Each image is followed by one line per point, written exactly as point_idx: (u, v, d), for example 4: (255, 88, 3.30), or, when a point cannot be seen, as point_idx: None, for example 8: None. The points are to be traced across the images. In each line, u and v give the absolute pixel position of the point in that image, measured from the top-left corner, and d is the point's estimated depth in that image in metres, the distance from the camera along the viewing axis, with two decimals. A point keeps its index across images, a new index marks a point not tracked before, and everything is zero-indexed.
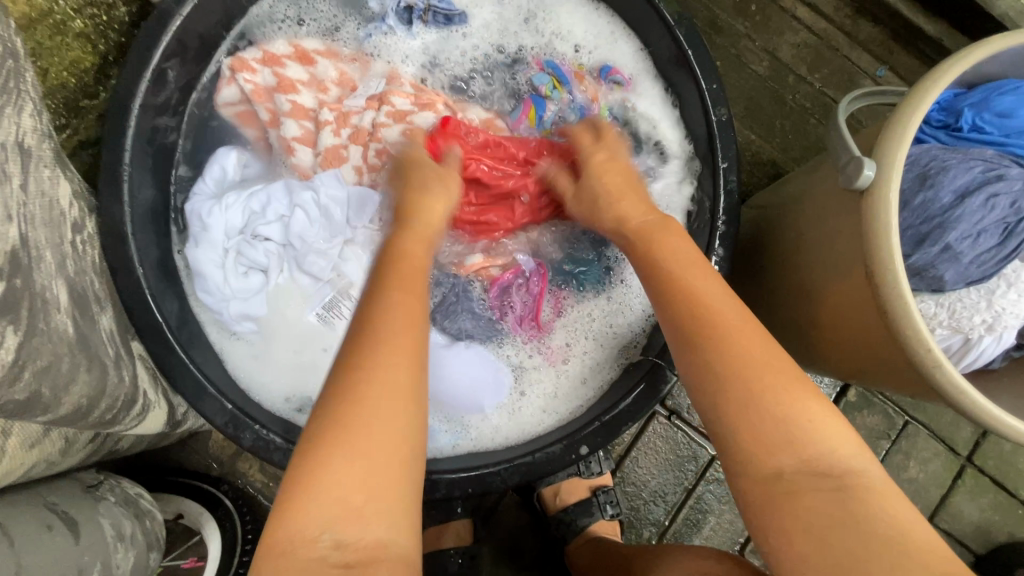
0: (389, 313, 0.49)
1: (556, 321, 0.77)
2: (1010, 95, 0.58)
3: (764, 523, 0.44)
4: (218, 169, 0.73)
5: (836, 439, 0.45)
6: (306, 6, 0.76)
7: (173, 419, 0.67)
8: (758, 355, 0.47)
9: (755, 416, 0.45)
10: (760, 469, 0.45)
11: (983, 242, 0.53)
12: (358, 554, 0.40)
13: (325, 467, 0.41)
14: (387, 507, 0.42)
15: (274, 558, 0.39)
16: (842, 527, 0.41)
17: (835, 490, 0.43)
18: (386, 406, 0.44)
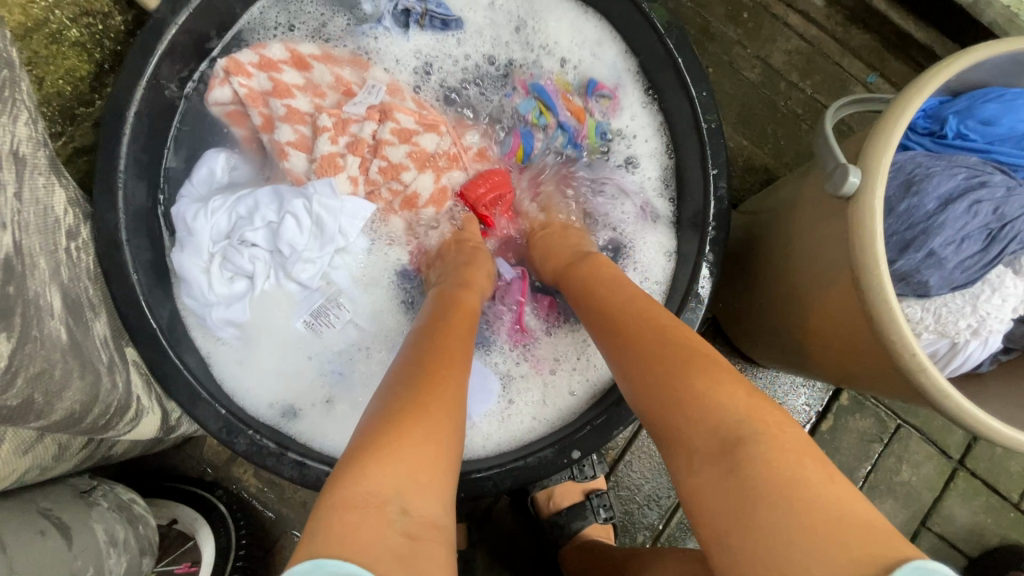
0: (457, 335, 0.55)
1: (543, 331, 0.78)
2: (993, 103, 0.59)
3: (692, 511, 0.43)
4: (206, 171, 0.74)
5: (738, 406, 0.44)
6: (295, 10, 0.77)
7: (166, 425, 0.66)
8: (659, 345, 0.50)
9: (662, 399, 0.47)
10: (681, 449, 0.45)
11: (966, 248, 0.54)
12: (420, 526, 0.40)
13: (402, 439, 0.42)
14: (444, 490, 0.42)
15: (341, 517, 0.38)
16: (744, 500, 0.40)
17: (734, 461, 0.41)
18: (459, 403, 0.47)
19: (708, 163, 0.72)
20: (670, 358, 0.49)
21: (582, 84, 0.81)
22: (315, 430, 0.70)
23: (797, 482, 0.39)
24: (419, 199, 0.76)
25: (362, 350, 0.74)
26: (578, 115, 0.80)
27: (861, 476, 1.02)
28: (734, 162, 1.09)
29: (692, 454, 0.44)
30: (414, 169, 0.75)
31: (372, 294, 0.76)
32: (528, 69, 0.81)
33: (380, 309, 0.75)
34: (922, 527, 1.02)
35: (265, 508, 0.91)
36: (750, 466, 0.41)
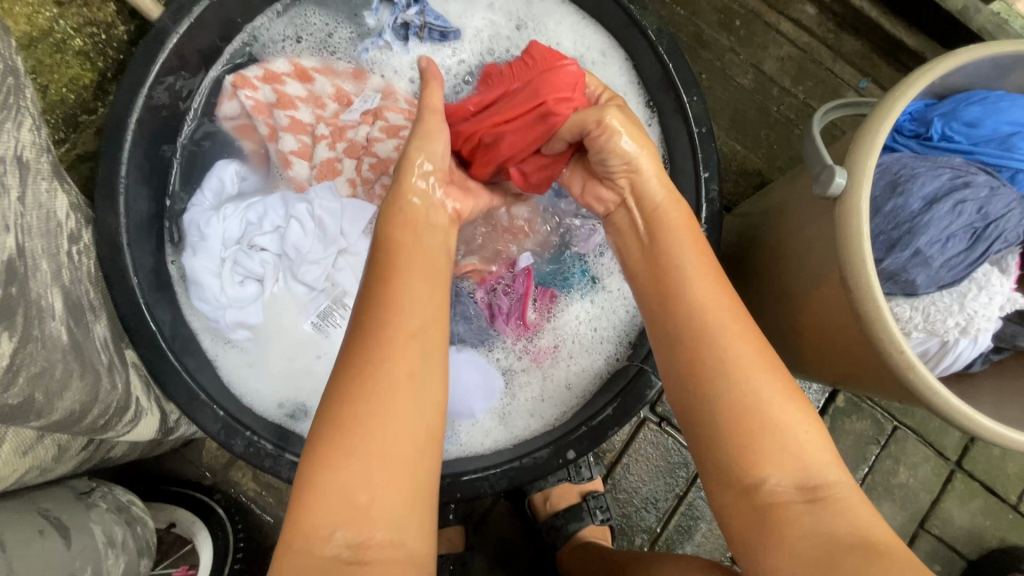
0: (393, 300, 0.47)
1: (543, 323, 0.78)
2: (976, 105, 0.60)
3: (746, 536, 0.46)
4: (217, 181, 0.75)
5: (821, 451, 0.46)
6: (301, 22, 0.78)
7: (165, 426, 0.66)
8: (749, 349, 0.47)
9: (743, 419, 0.46)
10: (741, 481, 0.46)
11: (952, 247, 0.55)
12: (367, 553, 0.41)
13: (329, 470, 0.42)
14: (392, 508, 0.42)
15: (290, 557, 0.41)
16: (832, 551, 0.42)
17: (821, 511, 0.44)
18: (392, 406, 0.44)
19: (700, 166, 0.73)
20: (764, 373, 0.47)
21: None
22: None
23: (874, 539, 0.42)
24: None
25: None
26: None
27: (858, 478, 1.02)
28: (728, 167, 1.10)
29: (768, 493, 0.45)
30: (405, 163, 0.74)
31: None
32: None
33: None
34: (921, 530, 1.02)
35: (263, 512, 0.92)
36: (840, 520, 0.43)
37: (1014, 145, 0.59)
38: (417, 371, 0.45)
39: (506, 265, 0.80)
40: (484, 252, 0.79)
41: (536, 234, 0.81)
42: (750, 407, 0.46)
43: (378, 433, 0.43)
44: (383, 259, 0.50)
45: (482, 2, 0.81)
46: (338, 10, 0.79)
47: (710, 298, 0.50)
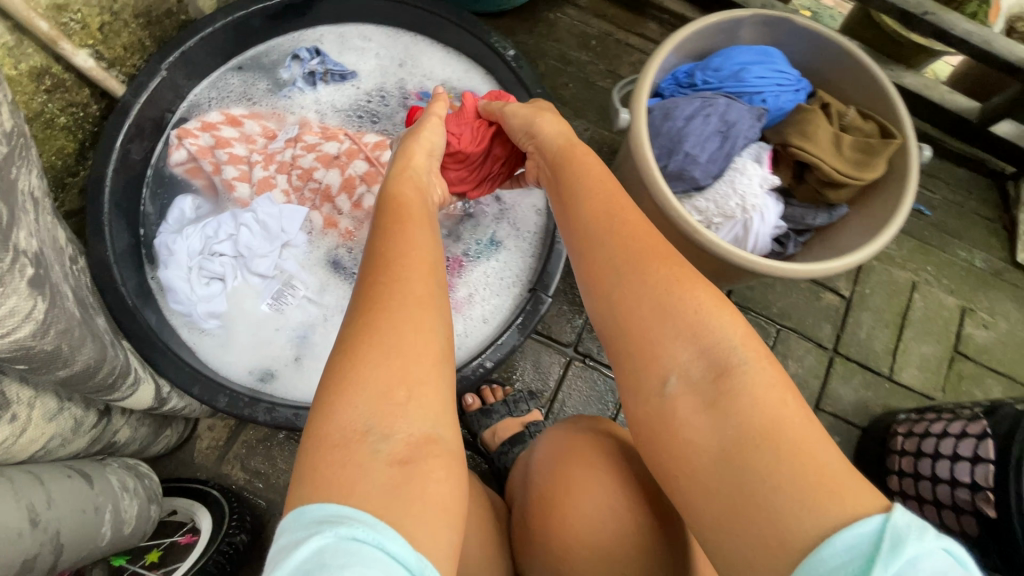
0: (408, 245, 0.60)
1: (456, 281, 0.97)
2: (717, 58, 0.84)
3: (666, 422, 0.52)
4: (178, 211, 0.94)
5: (727, 333, 0.52)
6: (222, 84, 1.01)
7: (159, 395, 0.80)
8: (639, 254, 0.58)
9: (642, 315, 0.55)
10: (655, 370, 0.54)
11: (710, 146, 0.79)
12: (406, 451, 0.47)
13: (368, 367, 0.50)
14: (420, 411, 0.49)
15: (329, 451, 0.46)
16: (733, 437, 0.47)
17: (721, 403, 0.49)
18: (420, 316, 0.54)
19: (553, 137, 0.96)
20: (657, 270, 0.56)
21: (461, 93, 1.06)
22: (286, 386, 0.87)
23: (778, 425, 0.46)
24: (333, 191, 0.96)
25: (321, 317, 0.91)
26: None
27: None
28: (603, 149, 1.36)
29: (672, 387, 0.52)
30: (322, 168, 0.96)
31: (317, 273, 0.93)
32: (417, 84, 1.05)
33: (327, 282, 0.93)
34: (818, 410, 1.21)
35: (255, 497, 1.05)
36: (740, 406, 0.48)
37: (743, 77, 0.82)
38: (432, 300, 0.56)
39: None
40: None
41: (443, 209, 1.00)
42: (647, 299, 0.56)
43: (404, 345, 0.51)
44: (396, 216, 0.63)
45: (371, 53, 1.06)
46: (256, 73, 1.03)
47: (609, 217, 0.62)
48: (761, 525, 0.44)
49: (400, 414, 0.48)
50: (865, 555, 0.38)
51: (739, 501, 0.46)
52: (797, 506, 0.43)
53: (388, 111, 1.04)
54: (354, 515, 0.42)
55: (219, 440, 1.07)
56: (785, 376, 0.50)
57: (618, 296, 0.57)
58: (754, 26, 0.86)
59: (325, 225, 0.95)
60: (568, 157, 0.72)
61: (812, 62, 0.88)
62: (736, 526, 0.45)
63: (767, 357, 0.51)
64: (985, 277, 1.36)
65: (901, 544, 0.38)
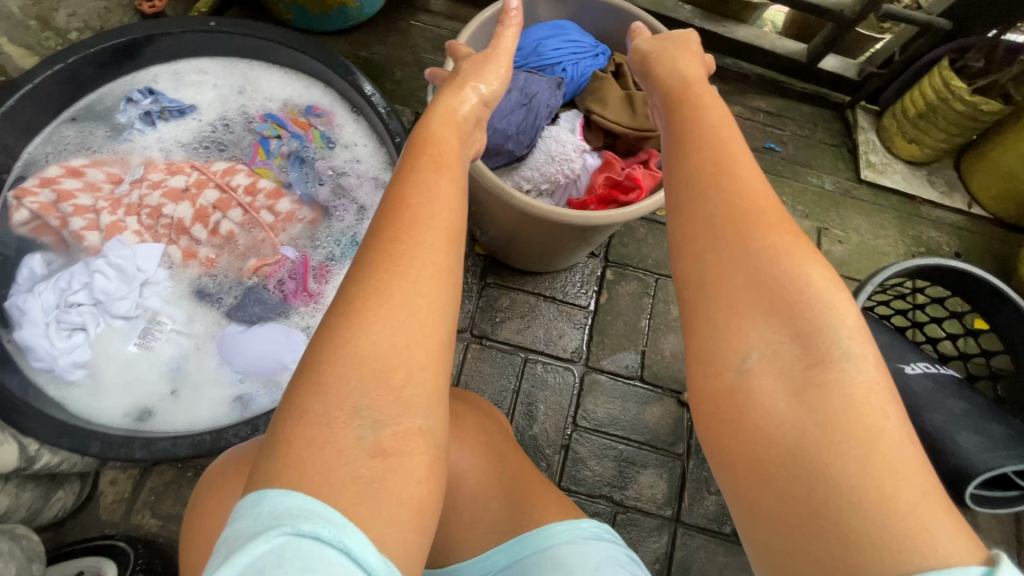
0: (435, 198, 0.53)
1: (324, 287, 0.98)
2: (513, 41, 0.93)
3: (738, 403, 0.44)
4: (27, 271, 0.93)
5: (831, 318, 0.44)
6: (56, 138, 1.01)
7: (25, 454, 0.79)
8: (746, 214, 0.49)
9: (732, 280, 0.47)
10: (732, 341, 0.46)
11: (515, 116, 0.83)
12: (388, 446, 0.42)
13: (369, 338, 0.44)
14: (415, 400, 0.45)
15: (303, 430, 0.41)
16: (826, 428, 0.40)
17: (809, 393, 0.42)
18: (431, 291, 0.48)
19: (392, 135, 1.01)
20: (767, 235, 0.48)
21: (304, 109, 1.09)
22: (165, 420, 0.87)
23: (877, 430, 0.39)
24: (186, 222, 0.97)
25: (193, 346, 0.93)
26: (302, 126, 1.07)
27: (642, 326, 1.27)
28: None
29: (752, 363, 0.45)
30: (172, 203, 0.97)
31: (183, 305, 0.95)
32: (260, 107, 1.08)
33: (194, 311, 0.94)
34: None
35: (172, 542, 1.03)
36: (831, 402, 0.41)
37: (540, 52, 0.89)
38: (445, 276, 0.49)
39: (283, 257, 0.98)
40: (261, 254, 0.98)
41: (301, 220, 1.02)
42: (739, 258, 0.48)
43: (405, 335, 0.45)
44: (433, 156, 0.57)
45: (209, 84, 1.08)
46: (91, 122, 1.03)
47: (715, 169, 0.53)
48: (831, 531, 0.38)
49: (394, 401, 0.43)
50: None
51: (811, 504, 0.39)
52: (873, 528, 0.37)
53: (235, 138, 1.06)
54: (322, 514, 0.37)
55: (124, 492, 1.05)
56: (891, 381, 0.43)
57: (710, 256, 0.49)
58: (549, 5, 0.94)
59: (184, 257, 0.97)
60: (673, 100, 0.64)
61: (613, 29, 0.96)
62: (802, 530, 0.39)
63: (879, 357, 0.43)
64: (836, 198, 1.50)
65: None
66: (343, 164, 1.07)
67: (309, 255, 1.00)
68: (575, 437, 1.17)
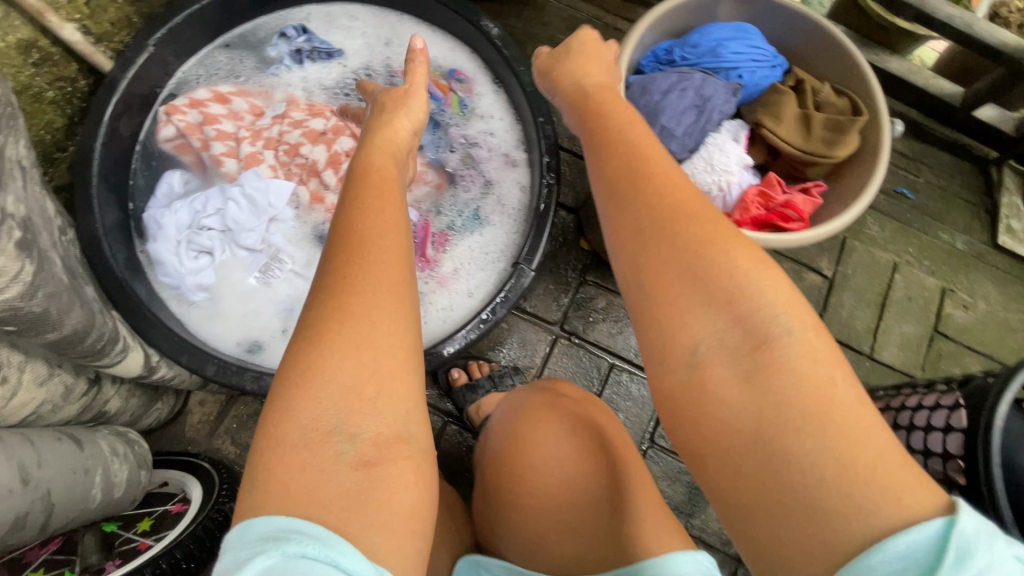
0: (383, 230, 0.61)
1: (441, 255, 0.97)
2: (694, 35, 0.86)
3: (687, 413, 0.46)
4: (167, 186, 0.96)
5: (767, 301, 0.45)
6: (210, 62, 1.02)
7: (148, 363, 0.82)
8: (670, 212, 0.50)
9: (671, 281, 0.47)
10: (675, 348, 0.47)
11: (686, 119, 0.79)
12: (369, 454, 0.50)
13: (335, 360, 0.52)
14: (390, 408, 0.52)
15: (288, 447, 0.49)
16: (762, 421, 0.42)
17: (757, 376, 0.43)
18: (386, 306, 0.56)
19: (536, 113, 0.96)
20: (691, 226, 0.49)
21: (446, 72, 1.06)
22: (274, 357, 0.90)
23: (829, 404, 0.41)
24: (319, 166, 0.97)
25: (308, 290, 0.94)
26: (443, 89, 1.04)
27: None
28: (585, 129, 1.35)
29: (701, 356, 0.46)
30: (309, 144, 0.97)
31: (303, 247, 0.96)
32: (404, 63, 1.06)
33: (313, 256, 0.95)
34: None
35: (246, 470, 1.07)
36: (783, 381, 0.42)
37: (720, 53, 0.83)
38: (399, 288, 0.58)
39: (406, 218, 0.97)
40: None
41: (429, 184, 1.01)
42: (675, 259, 0.48)
43: (372, 352, 0.53)
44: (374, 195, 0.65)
45: (358, 31, 1.07)
46: (243, 50, 1.04)
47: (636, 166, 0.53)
48: (803, 512, 0.40)
49: (368, 411, 0.51)
50: (922, 566, 0.35)
51: (778, 491, 0.41)
52: (832, 500, 0.39)
53: (375, 89, 1.05)
54: (307, 530, 0.44)
55: (209, 415, 1.09)
56: (836, 351, 0.44)
57: (645, 261, 0.49)
58: (732, 3, 0.87)
59: (312, 200, 0.97)
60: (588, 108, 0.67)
61: (791, 41, 0.90)
62: (774, 515, 0.41)
63: (820, 329, 0.44)
64: (967, 259, 1.38)
65: (968, 556, 0.34)
66: (476, 135, 1.05)
67: (431, 221, 0.99)
68: (649, 453, 1.14)
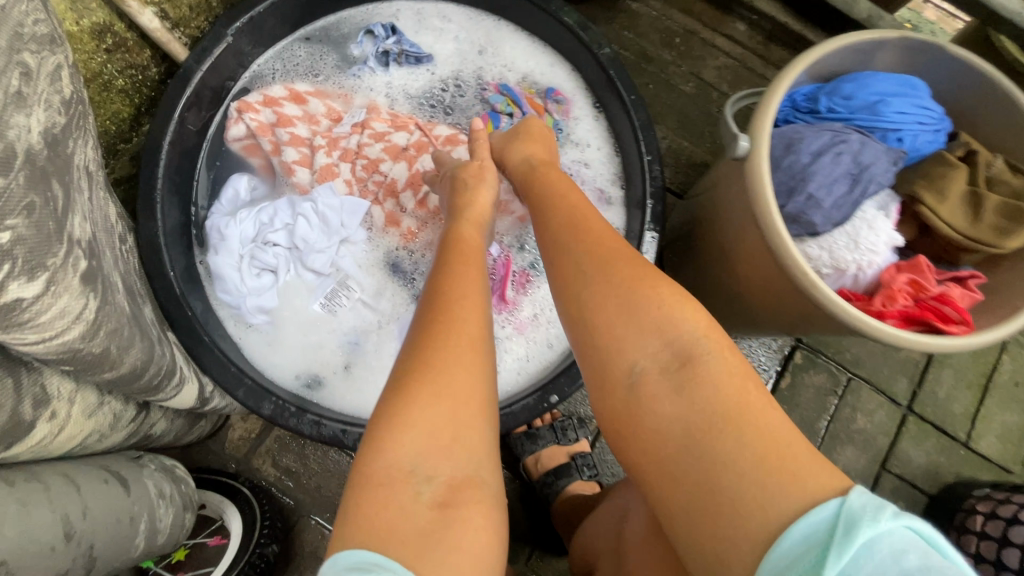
0: (466, 285, 0.61)
1: (521, 297, 0.89)
2: (848, 83, 0.74)
3: (633, 429, 0.52)
4: (232, 192, 0.89)
5: (689, 326, 0.53)
6: (287, 56, 0.93)
7: (201, 395, 0.74)
8: (607, 257, 0.58)
9: (610, 314, 0.55)
10: (617, 367, 0.53)
11: (836, 189, 0.68)
12: (446, 497, 0.48)
13: (418, 406, 0.51)
14: (466, 452, 0.51)
15: (373, 489, 0.48)
16: (692, 429, 0.48)
17: (688, 389, 0.50)
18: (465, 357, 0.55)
19: (643, 150, 0.86)
20: (614, 264, 0.57)
21: (543, 90, 0.96)
22: (334, 396, 0.82)
23: (744, 409, 0.48)
24: (398, 185, 0.89)
25: (376, 323, 0.86)
26: (538, 108, 0.93)
27: (820, 428, 1.13)
28: (675, 159, 1.20)
29: (638, 374, 0.52)
30: (390, 160, 0.89)
31: (374, 274, 0.88)
32: (496, 75, 0.96)
33: (384, 286, 0.87)
34: (883, 471, 1.13)
35: (284, 495, 1.01)
36: (706, 391, 0.49)
37: (880, 111, 0.72)
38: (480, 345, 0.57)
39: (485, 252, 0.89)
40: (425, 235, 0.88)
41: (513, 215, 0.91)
42: (616, 296, 0.55)
43: (452, 400, 0.52)
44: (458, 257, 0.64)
45: (450, 35, 0.96)
46: (324, 45, 0.95)
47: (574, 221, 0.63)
48: (725, 504, 0.45)
49: (446, 454, 0.50)
50: (821, 545, 0.39)
51: (703, 487, 0.46)
52: (749, 491, 0.44)
53: (464, 103, 0.95)
54: (387, 564, 0.43)
55: (251, 432, 1.02)
56: (747, 368, 0.51)
57: (585, 296, 0.56)
58: (895, 50, 0.75)
59: (386, 222, 0.89)
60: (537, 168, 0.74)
61: (959, 97, 0.76)
62: (702, 511, 0.46)
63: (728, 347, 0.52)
64: None
65: (855, 528, 0.38)
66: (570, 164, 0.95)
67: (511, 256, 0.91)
68: None
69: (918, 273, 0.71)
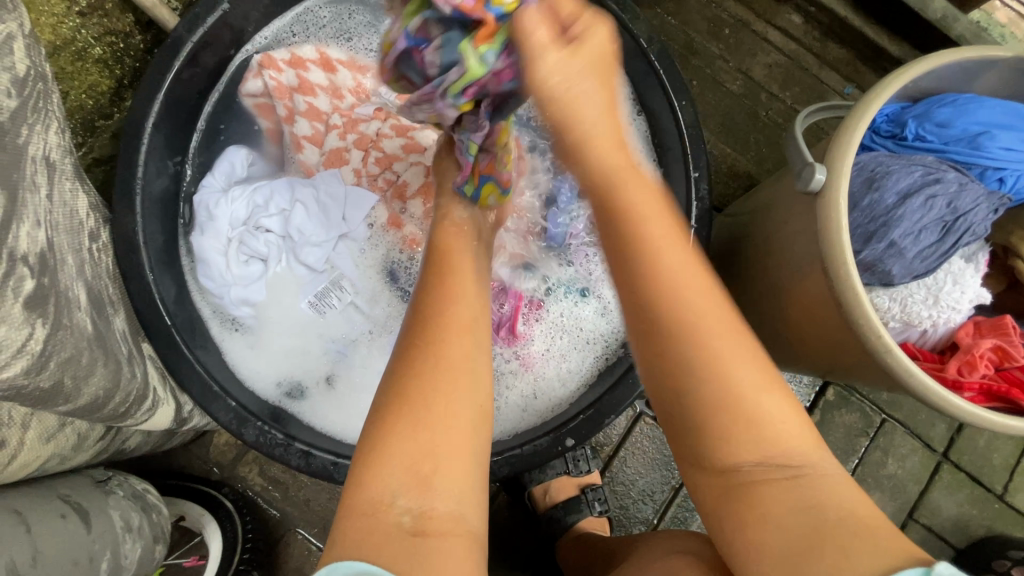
0: (447, 300, 0.53)
1: (532, 331, 0.82)
2: (947, 107, 0.62)
3: (726, 511, 0.45)
4: (227, 164, 0.80)
5: (790, 434, 0.45)
6: (309, 20, 0.81)
7: (179, 416, 0.70)
8: (711, 346, 0.45)
9: (716, 417, 0.45)
10: (714, 457, 0.45)
11: (924, 239, 0.59)
12: (428, 524, 0.41)
13: (397, 437, 0.44)
14: (451, 484, 0.43)
15: (352, 525, 0.41)
16: (804, 524, 0.41)
17: (795, 487, 0.43)
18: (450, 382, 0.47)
19: (691, 166, 0.75)
20: (725, 362, 0.45)
21: None
22: (314, 410, 0.76)
23: (845, 510, 0.41)
24: (408, 189, 0.81)
25: (367, 332, 0.81)
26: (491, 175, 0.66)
27: (848, 469, 1.05)
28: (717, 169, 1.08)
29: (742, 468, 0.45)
30: (405, 159, 0.81)
31: (370, 278, 0.81)
32: None
33: (380, 291, 0.81)
34: (909, 520, 1.05)
35: (269, 506, 0.94)
36: (820, 492, 0.42)
37: (982, 145, 0.61)
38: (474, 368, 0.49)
39: (496, 277, 0.82)
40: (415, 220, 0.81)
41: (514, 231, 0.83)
42: (722, 400, 0.44)
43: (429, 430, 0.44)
44: (440, 267, 0.57)
45: None
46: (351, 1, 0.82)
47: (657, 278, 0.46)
48: None
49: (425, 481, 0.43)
50: None
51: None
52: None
53: None
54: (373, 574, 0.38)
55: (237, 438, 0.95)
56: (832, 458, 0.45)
57: (689, 396, 0.45)
58: (1006, 71, 0.63)
59: (388, 222, 0.81)
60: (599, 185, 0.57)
61: None
62: None
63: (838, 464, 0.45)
64: None
65: None
66: None
67: (521, 280, 0.84)
68: None
69: (1000, 335, 0.61)
